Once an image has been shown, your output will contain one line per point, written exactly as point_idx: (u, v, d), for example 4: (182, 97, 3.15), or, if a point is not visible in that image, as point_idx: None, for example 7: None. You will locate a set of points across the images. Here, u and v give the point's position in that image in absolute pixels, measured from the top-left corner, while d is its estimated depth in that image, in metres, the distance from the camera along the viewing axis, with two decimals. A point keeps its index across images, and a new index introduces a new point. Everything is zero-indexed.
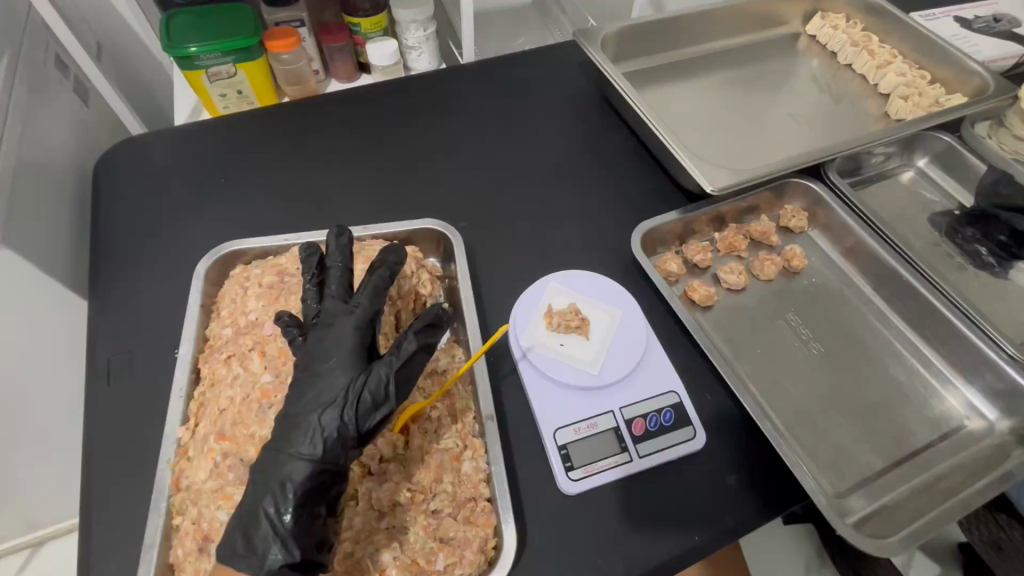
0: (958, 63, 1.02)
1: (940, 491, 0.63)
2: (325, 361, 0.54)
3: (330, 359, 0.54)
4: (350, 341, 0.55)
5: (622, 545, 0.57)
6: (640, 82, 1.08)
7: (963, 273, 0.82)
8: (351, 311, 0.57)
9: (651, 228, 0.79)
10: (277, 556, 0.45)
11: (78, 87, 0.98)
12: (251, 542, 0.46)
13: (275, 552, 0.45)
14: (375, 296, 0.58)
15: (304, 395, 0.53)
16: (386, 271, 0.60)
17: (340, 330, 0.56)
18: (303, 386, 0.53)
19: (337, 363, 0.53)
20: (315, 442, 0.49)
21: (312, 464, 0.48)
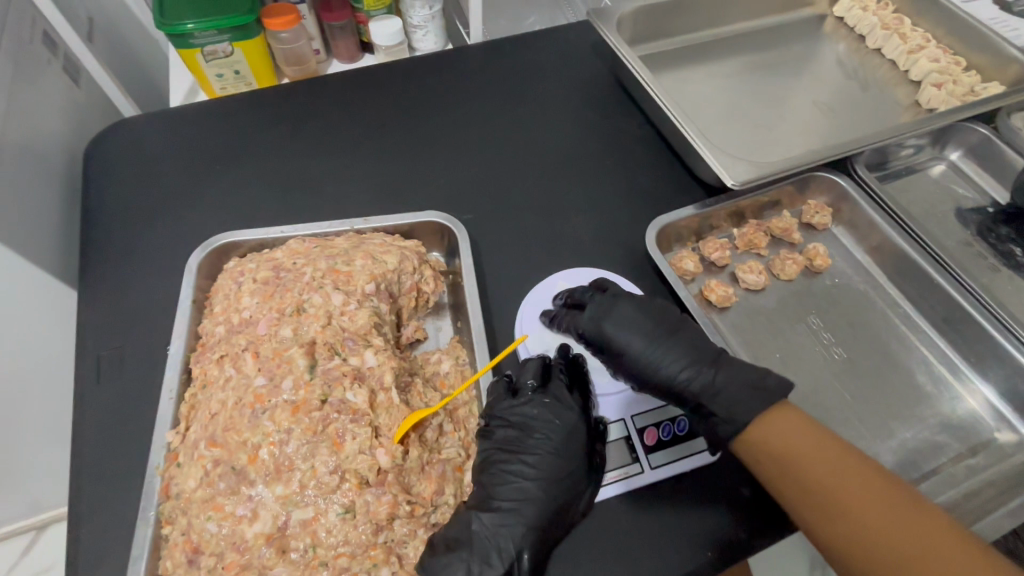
0: (996, 48, 0.95)
1: (969, 509, 0.59)
2: (545, 437, 0.58)
3: (551, 437, 0.58)
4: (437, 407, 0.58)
5: (629, 560, 0.55)
6: (656, 66, 1.02)
7: (997, 275, 0.78)
8: (391, 368, 0.57)
9: (667, 223, 0.75)
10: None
11: (68, 66, 0.93)
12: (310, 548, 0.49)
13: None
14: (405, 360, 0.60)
15: (520, 468, 0.56)
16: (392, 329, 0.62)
17: (571, 413, 0.59)
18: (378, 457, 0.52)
19: (558, 440, 0.58)
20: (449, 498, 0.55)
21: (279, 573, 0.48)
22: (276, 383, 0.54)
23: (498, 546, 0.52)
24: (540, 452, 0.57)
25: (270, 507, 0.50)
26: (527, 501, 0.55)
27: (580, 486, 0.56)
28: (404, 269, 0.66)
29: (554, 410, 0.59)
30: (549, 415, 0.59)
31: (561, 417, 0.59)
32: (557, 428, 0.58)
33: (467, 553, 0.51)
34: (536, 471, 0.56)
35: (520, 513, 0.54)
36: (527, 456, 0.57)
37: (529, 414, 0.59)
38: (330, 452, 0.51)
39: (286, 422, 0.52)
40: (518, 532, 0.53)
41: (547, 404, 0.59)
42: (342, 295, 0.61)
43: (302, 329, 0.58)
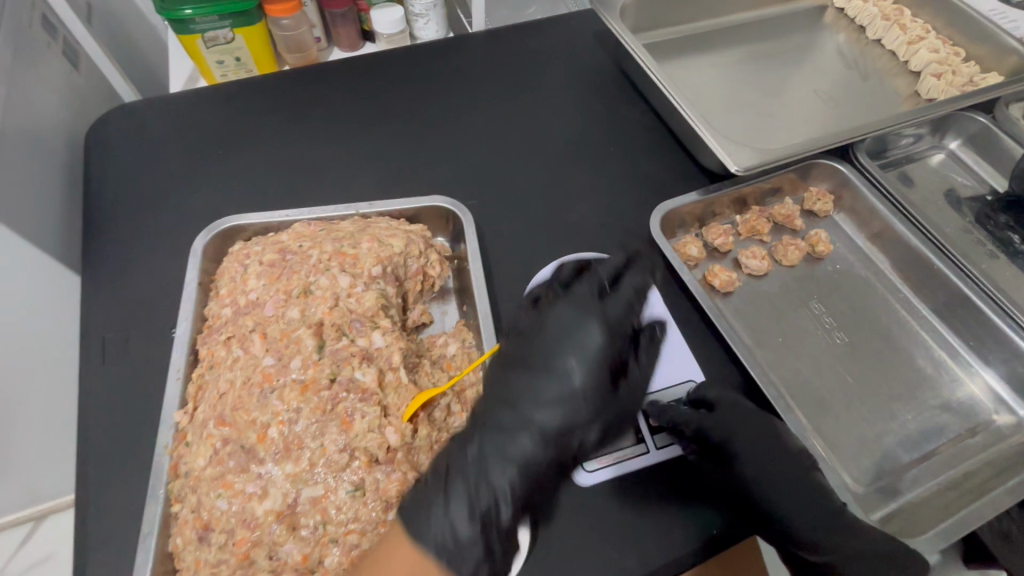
0: (995, 39, 0.96)
1: (969, 488, 0.60)
2: (558, 356, 0.52)
3: (563, 358, 0.52)
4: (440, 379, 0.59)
5: (637, 539, 0.55)
6: (658, 55, 1.02)
7: (995, 261, 0.78)
8: (398, 348, 0.57)
9: (671, 209, 0.76)
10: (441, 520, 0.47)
11: (68, 50, 0.92)
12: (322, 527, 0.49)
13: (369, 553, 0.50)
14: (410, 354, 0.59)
15: (528, 391, 0.51)
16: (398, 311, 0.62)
17: (588, 333, 0.52)
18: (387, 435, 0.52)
19: (572, 365, 0.51)
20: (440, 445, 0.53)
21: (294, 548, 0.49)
22: (285, 363, 0.54)
23: (477, 490, 0.48)
24: (547, 377, 0.51)
25: (280, 485, 0.50)
26: (522, 438, 0.50)
27: (588, 418, 0.51)
28: (410, 253, 0.66)
29: (571, 325, 0.53)
30: (565, 332, 0.53)
31: (578, 334, 0.52)
32: (572, 352, 0.52)
33: (444, 487, 0.49)
34: (542, 401, 0.51)
35: (511, 454, 0.49)
36: (535, 378, 0.52)
37: (543, 328, 0.54)
38: (340, 430, 0.52)
39: (295, 401, 0.52)
40: (504, 473, 0.49)
41: (564, 318, 0.53)
42: (350, 277, 0.61)
43: (309, 311, 0.58)
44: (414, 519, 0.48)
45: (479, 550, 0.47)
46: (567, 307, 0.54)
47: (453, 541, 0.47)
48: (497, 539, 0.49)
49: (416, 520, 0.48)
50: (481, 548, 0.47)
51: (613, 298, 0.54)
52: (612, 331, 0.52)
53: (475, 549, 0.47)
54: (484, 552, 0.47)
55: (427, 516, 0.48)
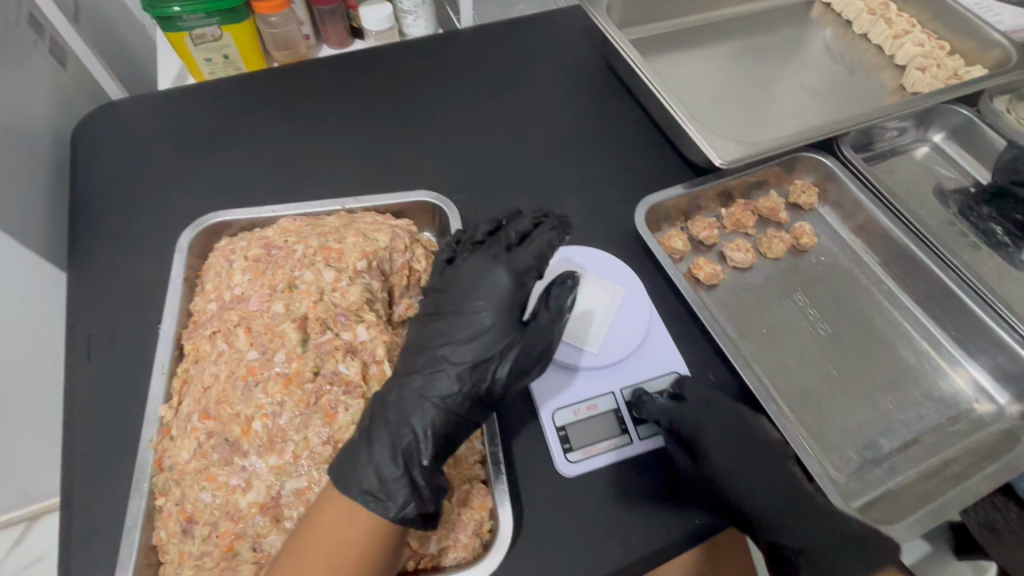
0: (979, 33, 0.97)
1: (948, 475, 0.61)
2: (470, 301, 0.55)
3: (476, 302, 0.55)
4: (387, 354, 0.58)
5: (621, 530, 0.56)
6: (645, 51, 1.02)
7: (978, 252, 0.79)
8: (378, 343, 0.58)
9: (655, 202, 0.76)
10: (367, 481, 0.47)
11: (54, 48, 0.92)
12: None
13: None
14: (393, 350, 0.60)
15: (444, 335, 0.55)
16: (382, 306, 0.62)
17: (496, 278, 0.55)
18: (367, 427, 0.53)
19: (484, 308, 0.55)
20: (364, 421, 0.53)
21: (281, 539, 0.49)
22: (268, 356, 0.54)
23: (400, 429, 0.50)
24: (459, 320, 0.55)
25: (263, 478, 0.50)
26: (438, 376, 0.52)
27: (499, 351, 0.53)
28: (395, 247, 0.66)
29: (479, 274, 0.56)
30: (475, 280, 0.56)
31: (488, 279, 0.55)
32: (482, 298, 0.55)
33: (368, 443, 0.49)
34: (457, 341, 0.54)
35: (429, 392, 0.51)
36: (449, 325, 0.55)
37: (456, 280, 0.57)
38: (324, 423, 0.52)
39: (279, 394, 0.52)
40: (424, 409, 0.51)
41: (474, 269, 0.56)
42: (334, 271, 0.60)
43: (294, 305, 0.58)
44: (342, 470, 0.48)
45: (406, 489, 0.47)
46: (478, 258, 0.57)
47: (382, 481, 0.47)
48: (423, 480, 0.49)
49: (348, 473, 0.48)
50: (408, 485, 0.48)
51: (519, 249, 0.57)
52: (518, 275, 0.56)
53: (403, 486, 0.48)
54: (410, 489, 0.48)
55: (356, 463, 0.48)
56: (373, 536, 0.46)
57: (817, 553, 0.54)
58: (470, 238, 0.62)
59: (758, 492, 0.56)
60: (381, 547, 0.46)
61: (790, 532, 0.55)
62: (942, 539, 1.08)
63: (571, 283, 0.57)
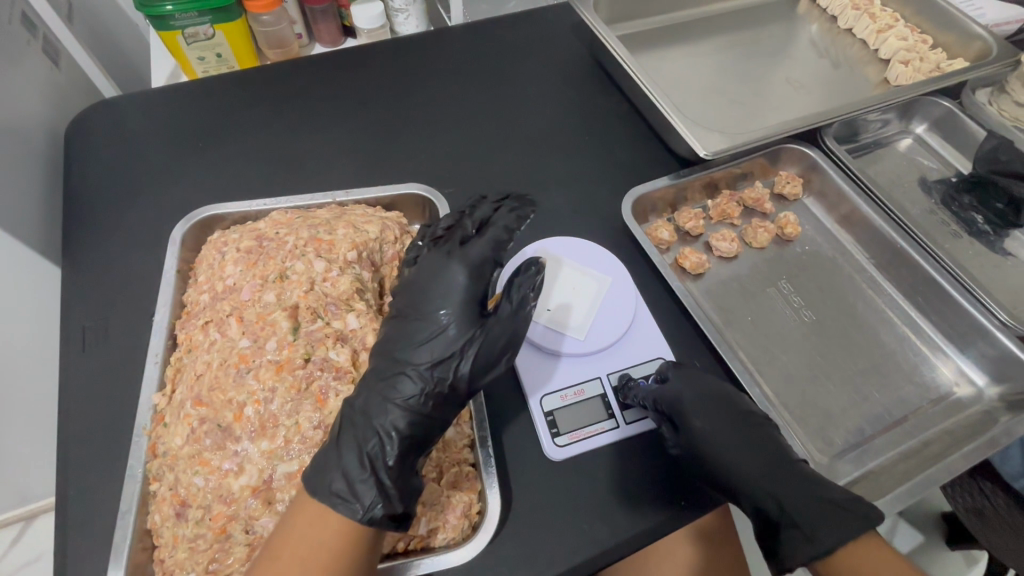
0: (961, 26, 0.98)
1: (927, 456, 0.63)
2: (429, 302, 0.54)
3: (434, 304, 0.54)
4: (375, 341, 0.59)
5: (607, 512, 0.57)
6: (634, 47, 1.04)
7: (958, 240, 0.81)
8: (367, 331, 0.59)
9: (642, 194, 0.78)
10: (337, 485, 0.47)
11: (48, 48, 0.93)
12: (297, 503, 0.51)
13: None
14: None
15: (405, 339, 0.54)
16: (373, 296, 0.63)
17: (452, 275, 0.55)
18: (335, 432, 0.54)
19: (443, 309, 0.54)
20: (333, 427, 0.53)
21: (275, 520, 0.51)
22: (260, 344, 0.55)
23: (365, 435, 0.50)
24: (419, 323, 0.54)
25: (255, 462, 0.51)
26: (399, 379, 0.52)
27: (459, 348, 0.53)
28: (385, 239, 0.68)
29: (438, 272, 0.55)
30: (434, 279, 0.55)
31: (446, 278, 0.55)
32: (440, 299, 0.54)
33: (334, 450, 0.49)
34: (418, 343, 0.53)
35: (393, 396, 0.51)
36: (410, 329, 0.54)
37: (417, 280, 0.56)
38: (314, 408, 0.53)
39: (270, 380, 0.53)
40: (388, 412, 0.51)
41: (430, 268, 0.56)
42: (325, 262, 0.61)
43: (285, 294, 0.59)
44: (310, 477, 0.48)
45: (374, 489, 0.47)
46: (435, 255, 0.57)
47: (350, 485, 0.48)
48: (391, 480, 0.49)
49: (317, 480, 0.48)
50: (376, 486, 0.48)
51: (477, 241, 0.56)
52: (476, 273, 0.55)
53: (370, 487, 0.48)
54: (378, 491, 0.48)
55: (323, 468, 0.48)
56: (344, 538, 0.46)
57: (808, 523, 0.52)
58: (431, 232, 0.61)
59: (740, 461, 0.57)
60: (352, 551, 0.46)
61: (776, 498, 0.55)
62: (932, 526, 1.10)
63: (534, 270, 0.56)
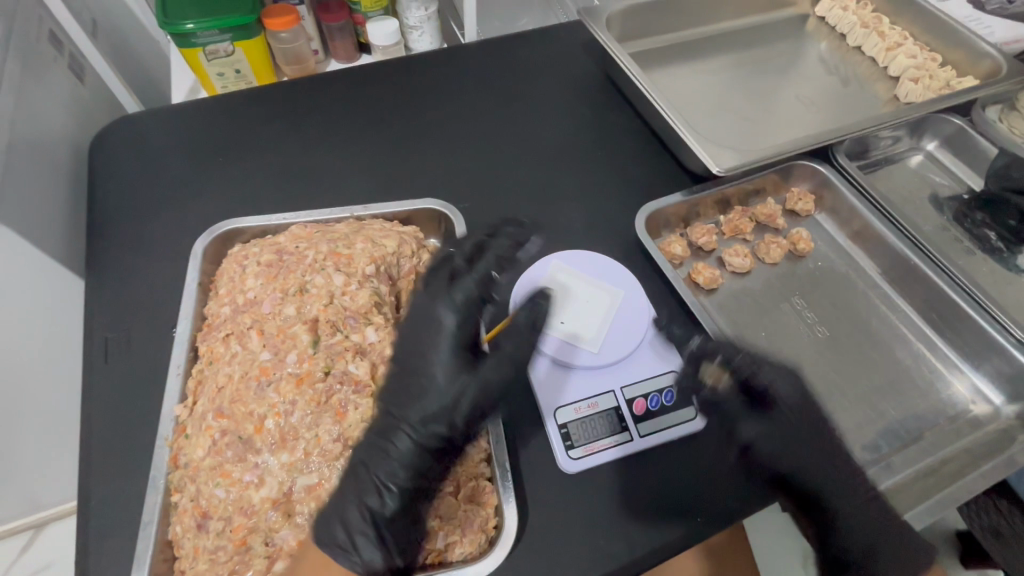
0: (970, 44, 0.99)
1: (944, 474, 0.62)
2: (421, 354, 0.57)
3: (426, 353, 0.57)
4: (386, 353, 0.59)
5: (623, 527, 0.57)
6: (644, 64, 1.05)
7: (972, 258, 0.81)
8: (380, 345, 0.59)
9: (655, 209, 0.78)
10: (337, 535, 0.51)
11: (73, 64, 0.95)
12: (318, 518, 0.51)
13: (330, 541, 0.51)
14: None
15: (401, 394, 0.56)
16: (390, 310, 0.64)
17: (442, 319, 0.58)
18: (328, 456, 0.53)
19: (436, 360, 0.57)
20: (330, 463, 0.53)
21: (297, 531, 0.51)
22: (281, 357, 0.56)
23: (367, 486, 0.52)
24: (413, 377, 0.56)
25: (276, 474, 0.52)
26: (396, 435, 0.54)
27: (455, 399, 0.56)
28: (403, 252, 0.69)
29: (425, 317, 0.59)
30: (423, 323, 0.59)
31: (434, 322, 0.58)
32: (430, 346, 0.57)
33: (336, 502, 0.52)
34: (412, 398, 0.56)
35: (391, 450, 0.53)
36: (406, 385, 0.57)
37: (408, 329, 0.59)
38: (334, 420, 0.54)
39: (291, 393, 0.54)
40: (388, 466, 0.53)
41: (420, 311, 0.59)
42: (344, 276, 0.63)
43: (305, 308, 0.60)
44: (315, 524, 0.51)
45: (374, 543, 0.51)
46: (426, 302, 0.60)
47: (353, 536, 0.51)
48: (391, 531, 0.52)
49: (327, 523, 0.51)
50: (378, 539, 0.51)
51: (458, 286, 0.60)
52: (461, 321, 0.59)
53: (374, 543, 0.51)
54: (378, 544, 0.51)
55: (327, 519, 0.51)
56: None
57: None
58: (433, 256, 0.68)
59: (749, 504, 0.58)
60: None
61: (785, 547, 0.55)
62: (949, 547, 1.08)
63: None
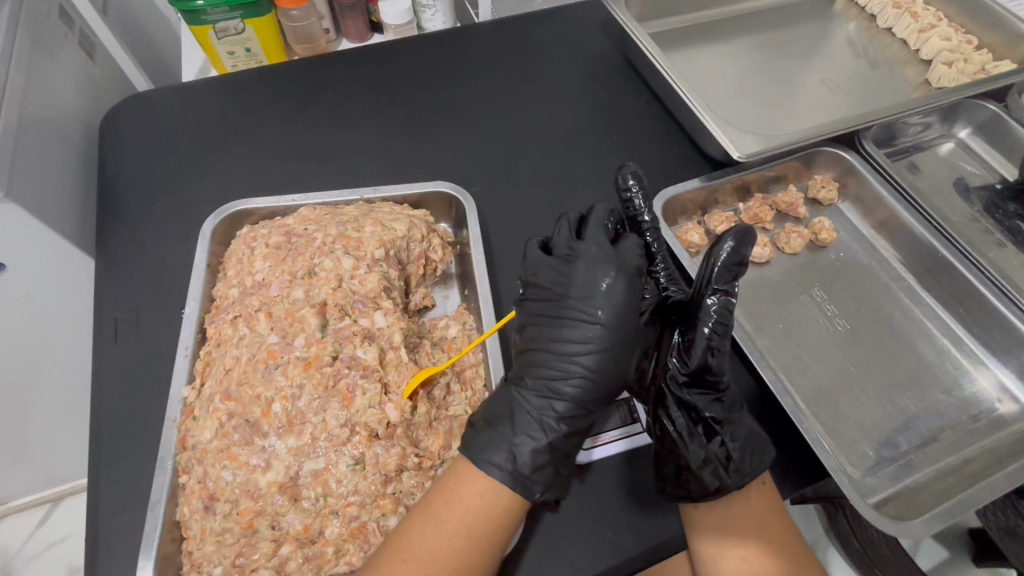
0: (1009, 26, 0.94)
1: (967, 474, 0.60)
2: (575, 325, 0.52)
3: (588, 306, 0.52)
4: (393, 338, 0.57)
5: (633, 522, 0.55)
6: (665, 45, 1.02)
7: (1003, 250, 0.78)
8: (386, 328, 0.58)
9: (672, 195, 0.76)
10: (338, 525, 0.51)
11: (84, 41, 0.94)
12: (325, 504, 0.51)
13: (337, 529, 0.51)
14: (407, 339, 0.59)
15: (548, 365, 0.52)
16: (399, 294, 0.63)
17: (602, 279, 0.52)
18: (334, 444, 0.52)
19: (598, 307, 0.51)
20: (334, 455, 0.52)
21: (303, 517, 0.51)
22: (289, 341, 0.56)
23: (545, 414, 0.50)
24: (564, 348, 0.52)
25: (283, 458, 0.51)
26: (565, 377, 0.51)
27: (571, 369, 0.51)
28: (412, 236, 0.67)
29: (594, 277, 0.52)
30: (581, 280, 0.53)
31: (600, 285, 0.52)
32: (599, 297, 0.51)
33: (339, 493, 0.51)
34: (593, 352, 0.51)
35: (555, 389, 0.51)
36: (607, 332, 0.51)
37: (567, 279, 0.53)
38: (341, 406, 0.53)
39: (298, 377, 0.53)
40: (554, 398, 0.51)
41: (593, 265, 0.53)
42: (353, 259, 0.61)
43: (313, 291, 0.59)
44: (319, 511, 0.51)
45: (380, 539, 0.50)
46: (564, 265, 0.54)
47: (524, 467, 0.48)
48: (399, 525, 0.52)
49: (485, 452, 0.49)
50: (544, 477, 0.48)
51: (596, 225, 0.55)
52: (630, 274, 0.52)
53: (540, 479, 0.48)
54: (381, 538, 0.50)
55: (332, 509, 0.51)
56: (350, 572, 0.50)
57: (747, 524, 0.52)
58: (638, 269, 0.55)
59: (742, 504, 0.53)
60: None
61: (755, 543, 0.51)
62: (962, 548, 1.06)
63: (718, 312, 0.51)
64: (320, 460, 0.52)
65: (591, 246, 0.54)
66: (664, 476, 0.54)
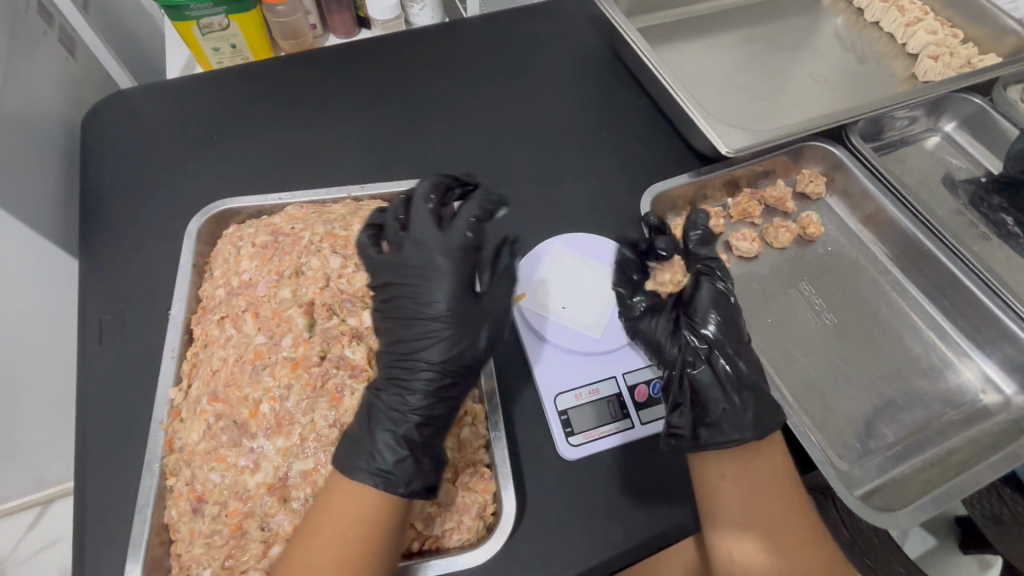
0: (995, 21, 0.95)
1: (951, 465, 0.61)
2: (418, 317, 0.52)
3: (422, 296, 0.52)
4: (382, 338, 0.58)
5: (623, 517, 0.56)
6: (653, 40, 1.01)
7: (987, 243, 0.79)
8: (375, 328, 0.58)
9: (661, 191, 0.76)
10: None
11: (64, 38, 0.93)
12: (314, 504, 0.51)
13: None
14: None
15: (400, 361, 0.52)
16: None
17: (434, 265, 0.52)
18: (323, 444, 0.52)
19: (434, 297, 0.52)
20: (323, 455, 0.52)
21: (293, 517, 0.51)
22: (276, 341, 0.55)
23: (395, 406, 0.51)
24: (413, 342, 0.52)
25: (271, 459, 0.51)
26: (417, 372, 0.51)
27: (419, 361, 0.52)
28: None
29: (426, 267, 0.52)
30: (415, 272, 0.52)
31: (431, 271, 0.52)
32: (435, 286, 0.52)
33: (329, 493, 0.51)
34: (438, 342, 0.51)
35: (405, 384, 0.51)
36: (449, 319, 0.51)
37: (401, 274, 0.53)
38: (330, 406, 0.53)
39: (286, 377, 0.53)
40: (405, 394, 0.51)
41: (425, 253, 0.53)
42: (340, 258, 0.61)
43: (300, 291, 0.58)
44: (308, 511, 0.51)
45: None
46: (399, 253, 0.54)
47: (386, 464, 0.48)
48: None
49: (350, 458, 0.49)
50: None
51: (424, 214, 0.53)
52: (463, 265, 0.52)
53: None
54: None
55: None
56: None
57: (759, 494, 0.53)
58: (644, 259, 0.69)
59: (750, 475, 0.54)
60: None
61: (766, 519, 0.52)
62: (949, 535, 1.08)
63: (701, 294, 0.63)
64: (308, 460, 0.52)
65: (422, 234, 0.53)
66: (677, 426, 0.56)
